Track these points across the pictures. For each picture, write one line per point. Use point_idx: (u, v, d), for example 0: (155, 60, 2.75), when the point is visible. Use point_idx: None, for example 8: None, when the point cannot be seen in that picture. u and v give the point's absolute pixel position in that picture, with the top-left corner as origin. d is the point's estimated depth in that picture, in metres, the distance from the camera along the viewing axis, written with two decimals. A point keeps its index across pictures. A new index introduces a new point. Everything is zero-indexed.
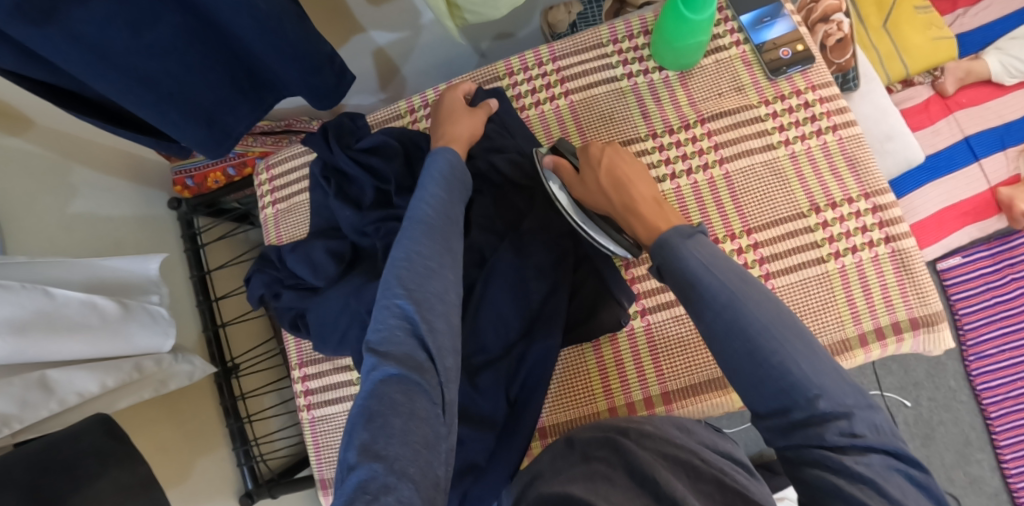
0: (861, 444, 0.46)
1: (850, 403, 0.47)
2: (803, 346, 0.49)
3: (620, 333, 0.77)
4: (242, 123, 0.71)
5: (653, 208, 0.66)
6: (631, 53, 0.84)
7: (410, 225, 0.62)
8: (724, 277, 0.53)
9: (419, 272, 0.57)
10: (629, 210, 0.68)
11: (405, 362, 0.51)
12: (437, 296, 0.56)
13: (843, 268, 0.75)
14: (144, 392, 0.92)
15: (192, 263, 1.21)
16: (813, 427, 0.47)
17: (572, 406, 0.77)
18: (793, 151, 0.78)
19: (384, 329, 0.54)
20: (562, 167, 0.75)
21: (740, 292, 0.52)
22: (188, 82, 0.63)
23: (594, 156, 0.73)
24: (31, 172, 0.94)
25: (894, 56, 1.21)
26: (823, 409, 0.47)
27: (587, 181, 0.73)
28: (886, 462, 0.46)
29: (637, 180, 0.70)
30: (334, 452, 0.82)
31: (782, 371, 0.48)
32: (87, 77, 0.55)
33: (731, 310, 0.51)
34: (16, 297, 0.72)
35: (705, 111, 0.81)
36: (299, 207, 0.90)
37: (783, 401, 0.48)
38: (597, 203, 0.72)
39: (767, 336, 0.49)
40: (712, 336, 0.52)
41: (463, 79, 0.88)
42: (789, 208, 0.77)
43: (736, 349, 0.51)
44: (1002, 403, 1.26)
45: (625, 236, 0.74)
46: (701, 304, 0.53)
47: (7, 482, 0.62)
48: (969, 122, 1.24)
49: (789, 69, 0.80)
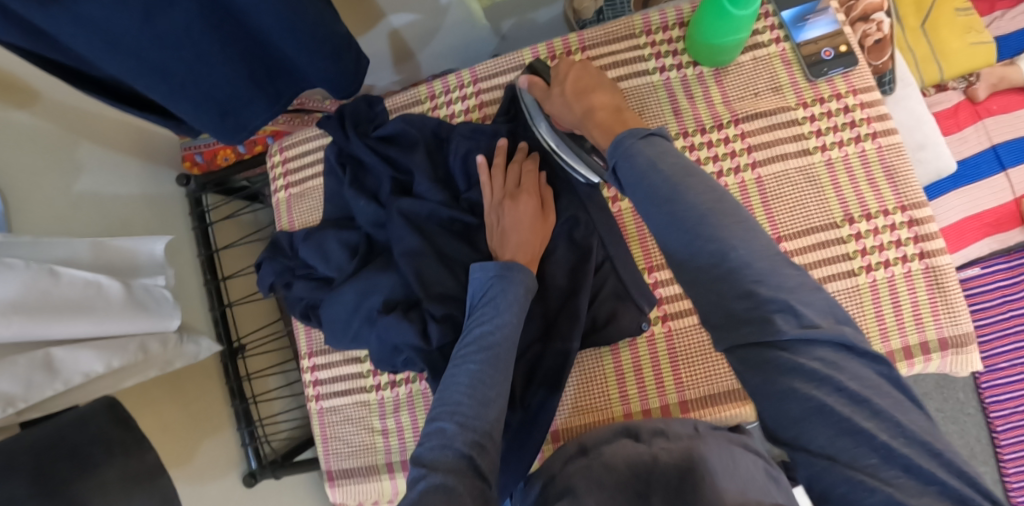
0: (812, 334, 0.43)
1: (792, 288, 0.45)
2: (743, 233, 0.47)
3: (640, 337, 0.75)
4: (258, 118, 0.70)
5: (611, 115, 0.66)
6: (665, 46, 0.80)
7: (462, 349, 0.62)
8: (669, 171, 0.52)
9: (476, 401, 0.57)
10: (587, 118, 0.67)
11: (453, 469, 0.52)
12: (479, 405, 0.57)
13: (874, 282, 0.72)
14: (150, 372, 0.90)
15: (200, 242, 1.19)
16: (758, 325, 0.45)
17: (588, 413, 0.75)
18: (830, 157, 0.75)
19: (433, 447, 0.55)
20: (534, 85, 0.75)
21: (682, 187, 0.51)
22: (203, 72, 0.61)
23: (562, 70, 0.73)
24: (38, 147, 0.92)
25: (930, 60, 1.18)
26: (763, 298, 0.45)
27: (554, 96, 0.73)
28: (837, 349, 0.44)
29: (599, 89, 0.70)
30: (342, 445, 0.80)
31: (722, 260, 0.47)
32: (99, 59, 0.55)
33: (672, 204, 0.51)
34: (22, 276, 0.71)
35: (739, 111, 0.77)
36: (311, 192, 0.87)
37: (723, 294, 0.47)
38: (561, 114, 0.72)
39: (706, 225, 0.48)
40: (657, 231, 0.52)
41: (488, 66, 0.84)
42: (822, 217, 0.74)
43: (677, 242, 0.50)
44: (1010, 416, 1.25)
45: (594, 158, 0.72)
46: (645, 202, 0.52)
47: (12, 475, 0.61)
48: (998, 130, 1.19)
49: (829, 70, 0.77)
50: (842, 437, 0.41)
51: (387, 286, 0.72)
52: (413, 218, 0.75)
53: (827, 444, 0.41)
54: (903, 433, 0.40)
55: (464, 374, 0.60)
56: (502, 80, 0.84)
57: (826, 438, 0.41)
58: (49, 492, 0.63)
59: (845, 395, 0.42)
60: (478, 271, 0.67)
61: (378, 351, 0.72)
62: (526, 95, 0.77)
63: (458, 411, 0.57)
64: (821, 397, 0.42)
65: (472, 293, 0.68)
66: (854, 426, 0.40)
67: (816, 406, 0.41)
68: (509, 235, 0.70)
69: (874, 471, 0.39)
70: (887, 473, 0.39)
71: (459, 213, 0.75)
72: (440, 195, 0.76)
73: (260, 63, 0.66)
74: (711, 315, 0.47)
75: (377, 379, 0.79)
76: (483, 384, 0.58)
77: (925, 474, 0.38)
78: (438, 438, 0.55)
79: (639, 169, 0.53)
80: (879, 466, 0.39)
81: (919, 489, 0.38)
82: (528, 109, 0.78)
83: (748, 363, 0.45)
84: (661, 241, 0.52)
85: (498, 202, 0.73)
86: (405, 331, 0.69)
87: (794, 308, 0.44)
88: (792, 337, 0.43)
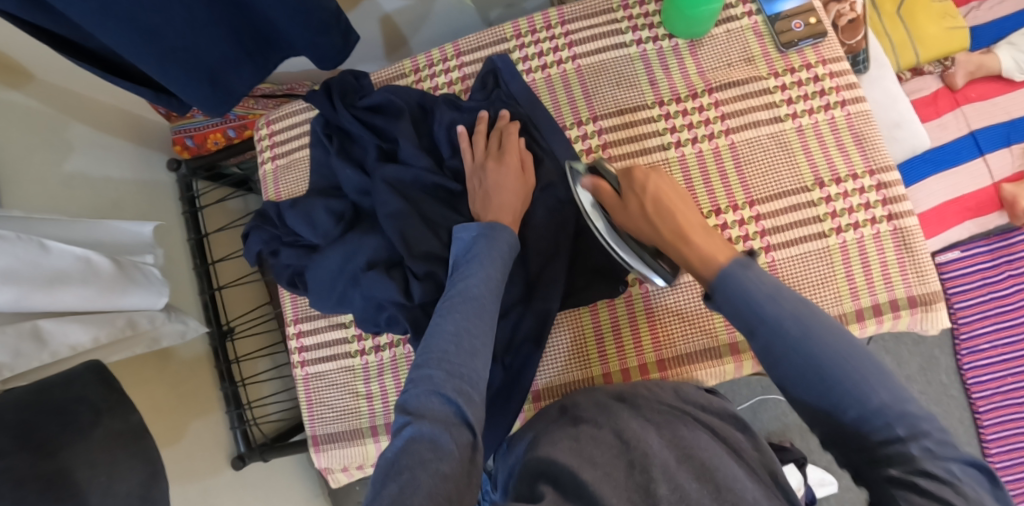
0: (942, 454, 0.45)
1: (925, 424, 0.46)
2: (876, 374, 0.47)
3: (618, 298, 0.77)
4: (245, 83, 0.73)
5: (705, 237, 0.60)
6: (642, 20, 0.83)
7: (447, 303, 0.64)
8: (789, 306, 0.50)
9: (463, 350, 0.59)
10: (677, 241, 0.61)
11: (441, 419, 0.54)
12: (467, 360, 0.59)
13: (844, 243, 0.74)
14: (136, 349, 0.91)
15: (189, 226, 1.20)
16: (889, 444, 0.46)
17: (568, 371, 0.77)
18: (800, 124, 0.78)
19: (421, 395, 0.56)
20: (601, 190, 0.69)
21: (813, 328, 0.49)
22: (192, 36, 0.64)
23: (637, 179, 0.67)
24: (31, 126, 0.94)
25: (905, 45, 1.20)
26: (902, 434, 0.45)
27: (630, 208, 0.67)
28: (968, 471, 0.44)
29: (681, 206, 0.64)
30: (327, 409, 0.81)
31: (860, 400, 0.47)
32: (89, 25, 0.57)
33: (804, 347, 0.49)
34: (13, 247, 0.72)
35: (713, 81, 0.80)
36: (298, 163, 0.89)
37: (861, 427, 0.47)
38: (639, 231, 0.66)
39: (839, 365, 0.47)
40: (780, 364, 0.50)
41: (470, 40, 0.87)
42: (793, 181, 0.76)
43: (806, 377, 0.49)
44: (991, 397, 1.27)
45: (662, 263, 0.69)
46: (771, 341, 0.50)
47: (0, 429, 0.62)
48: (976, 117, 1.23)
49: (801, 42, 0.79)
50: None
51: (370, 248, 0.74)
52: (397, 184, 0.77)
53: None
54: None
55: (449, 323, 0.61)
56: (485, 54, 0.86)
57: None
58: (38, 448, 0.65)
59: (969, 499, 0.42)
60: (464, 231, 0.70)
61: (362, 310, 0.74)
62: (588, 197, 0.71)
63: (446, 360, 0.58)
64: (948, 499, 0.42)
65: (455, 252, 0.70)
66: None
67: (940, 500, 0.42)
68: (492, 197, 0.72)
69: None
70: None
71: (442, 179, 0.78)
72: (423, 161, 0.78)
73: (246, 27, 0.69)
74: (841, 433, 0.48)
75: (362, 344, 0.80)
76: (469, 333, 0.61)
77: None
78: (426, 386, 0.56)
79: (757, 301, 0.51)
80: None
81: None
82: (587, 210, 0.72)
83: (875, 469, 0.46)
84: (785, 380, 0.50)
85: (480, 165, 0.76)
86: (388, 287, 0.71)
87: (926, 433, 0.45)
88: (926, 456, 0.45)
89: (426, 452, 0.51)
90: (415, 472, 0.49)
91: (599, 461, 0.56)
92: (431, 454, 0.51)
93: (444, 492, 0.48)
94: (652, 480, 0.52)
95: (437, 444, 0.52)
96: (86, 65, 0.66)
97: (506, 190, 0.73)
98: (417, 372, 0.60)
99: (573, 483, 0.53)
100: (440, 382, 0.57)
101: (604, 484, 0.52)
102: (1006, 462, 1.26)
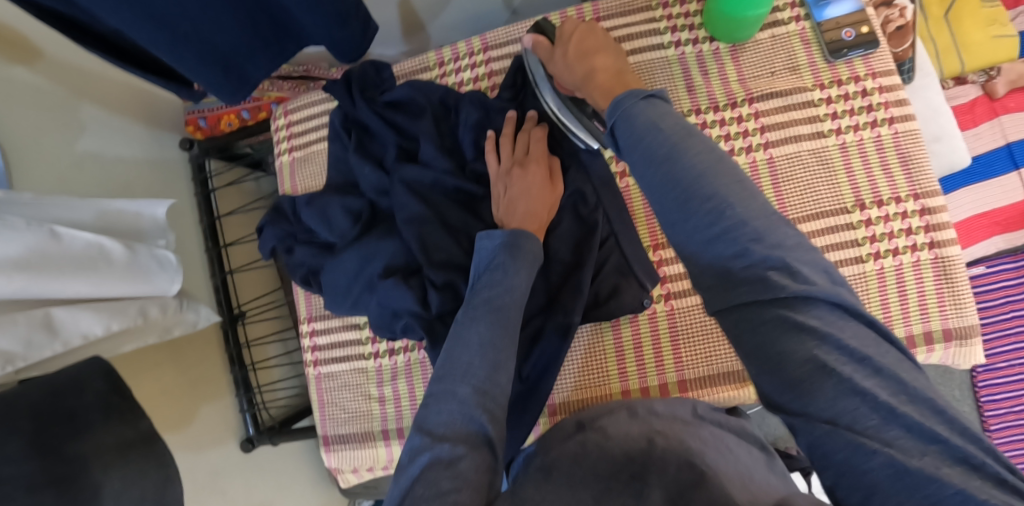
0: (811, 291, 0.42)
1: (788, 246, 0.44)
2: (740, 193, 0.46)
3: (642, 315, 0.74)
4: (260, 71, 0.72)
5: (610, 78, 0.65)
6: (682, 20, 0.78)
7: (467, 312, 0.62)
8: (667, 131, 0.50)
9: (488, 362, 0.57)
10: (587, 81, 0.66)
11: (465, 440, 0.53)
12: (494, 382, 0.57)
13: (882, 269, 0.71)
14: (148, 339, 0.90)
15: (202, 208, 1.17)
16: (754, 278, 0.43)
17: (586, 387, 0.75)
18: (844, 141, 0.74)
19: (443, 415, 0.55)
20: (539, 45, 0.73)
21: (683, 149, 0.49)
22: (208, 29, 0.61)
23: (564, 31, 0.70)
24: (41, 104, 0.91)
25: (951, 50, 1.14)
26: (759, 255, 0.44)
27: (558, 58, 0.70)
28: (835, 307, 0.43)
29: (602, 51, 0.67)
30: (339, 411, 0.79)
31: (716, 216, 0.46)
32: (101, 10, 0.54)
33: (668, 169, 0.49)
34: (22, 235, 0.70)
35: (755, 90, 0.76)
36: (316, 157, 0.86)
37: (718, 247, 0.45)
38: (567, 80, 0.69)
39: (701, 182, 0.47)
40: (649, 189, 0.51)
41: (499, 34, 0.82)
42: (833, 202, 0.73)
43: (672, 203, 0.49)
44: (1005, 416, 1.24)
45: (596, 124, 0.70)
46: (639, 165, 0.51)
47: (11, 427, 0.62)
48: (1014, 127, 1.17)
49: (850, 52, 0.74)
50: (844, 396, 0.40)
51: (388, 251, 0.72)
52: (417, 186, 0.75)
53: (835, 409, 0.40)
54: (905, 395, 0.40)
55: (470, 335, 0.59)
56: (514, 50, 0.82)
57: (829, 400, 0.40)
58: (50, 447, 0.64)
59: (847, 353, 0.41)
60: (485, 239, 0.68)
61: (376, 315, 0.72)
62: (530, 55, 0.74)
63: (469, 374, 0.56)
64: (822, 355, 0.41)
65: (476, 262, 0.68)
66: (857, 385, 0.40)
67: (819, 364, 0.40)
68: (517, 203, 0.70)
69: (874, 434, 0.39)
70: (875, 421, 0.39)
71: (464, 182, 0.75)
72: (445, 163, 0.76)
73: (264, 17, 0.66)
74: (707, 274, 0.46)
75: (376, 347, 0.78)
76: (495, 347, 0.58)
77: (940, 441, 0.38)
78: (452, 406, 0.54)
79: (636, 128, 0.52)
80: (883, 429, 0.39)
81: (920, 449, 0.38)
82: (532, 71, 0.75)
83: (745, 323, 0.44)
84: (658, 203, 0.50)
85: (506, 171, 0.73)
86: (404, 297, 0.69)
87: (790, 264, 0.43)
88: (790, 291, 0.42)
89: (445, 482, 0.50)
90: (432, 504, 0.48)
91: None
92: (450, 484, 0.49)
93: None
94: None
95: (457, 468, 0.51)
96: (100, 54, 0.64)
97: (529, 199, 0.70)
98: (437, 386, 0.59)
99: None
100: (463, 404, 0.55)
101: None
102: None
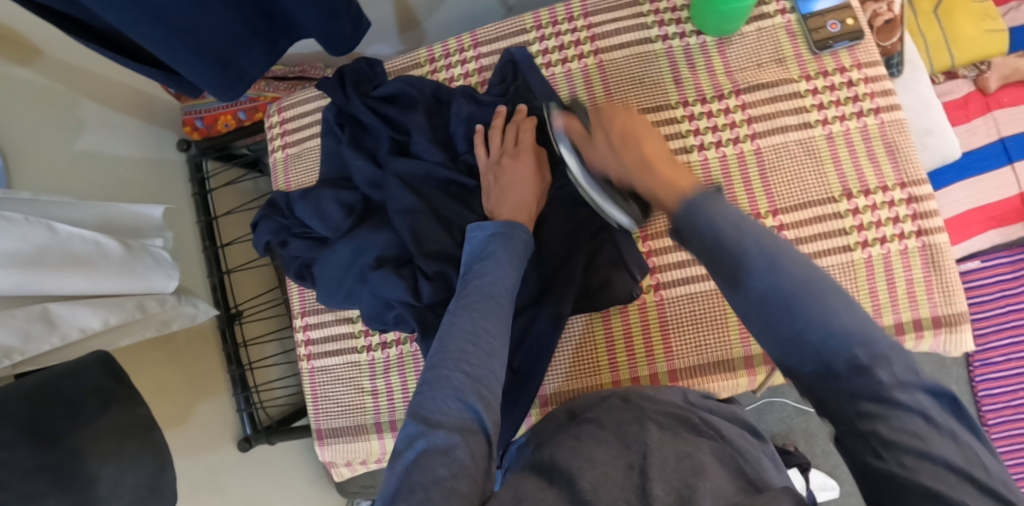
0: (911, 383, 0.40)
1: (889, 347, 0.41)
2: (838, 293, 0.43)
3: (631, 305, 0.75)
4: (256, 67, 0.72)
5: (666, 165, 0.55)
6: (668, 14, 0.79)
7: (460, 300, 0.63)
8: (753, 229, 0.45)
9: (481, 350, 0.58)
10: (637, 169, 0.57)
11: (459, 428, 0.53)
12: (485, 368, 0.57)
13: (870, 258, 0.72)
14: (147, 332, 0.91)
15: (199, 208, 1.18)
16: (852, 372, 0.41)
17: (577, 377, 0.75)
18: (831, 131, 0.74)
19: (437, 401, 0.55)
20: (573, 131, 0.69)
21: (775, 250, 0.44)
22: (200, 21, 0.62)
23: (604, 114, 0.65)
24: (40, 104, 0.92)
25: (941, 46, 1.15)
26: (862, 355, 0.41)
27: (598, 145, 0.65)
28: (932, 394, 0.40)
29: (649, 137, 0.60)
30: (332, 403, 0.80)
31: (814, 315, 0.42)
32: (96, 5, 0.55)
33: (754, 265, 0.44)
34: (20, 231, 0.71)
35: (741, 82, 0.77)
36: (309, 152, 0.87)
37: (814, 346, 0.42)
38: (613, 170, 0.63)
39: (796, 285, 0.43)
40: (733, 284, 0.45)
41: (488, 30, 0.84)
42: (820, 191, 0.73)
43: (761, 299, 0.44)
44: (1002, 411, 1.25)
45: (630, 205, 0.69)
46: (723, 263, 0.45)
47: (7, 419, 0.62)
48: (1007, 122, 1.17)
49: (835, 44, 0.75)
50: (927, 461, 0.38)
51: (380, 243, 0.72)
52: (409, 179, 0.75)
53: (913, 462, 0.38)
54: (992, 475, 0.38)
55: (463, 323, 0.60)
56: (503, 45, 0.83)
57: (911, 454, 0.38)
58: (46, 437, 0.65)
59: (938, 428, 0.39)
60: (476, 230, 0.69)
61: (370, 307, 0.73)
62: (560, 137, 0.70)
63: (464, 360, 0.57)
64: (911, 424, 0.39)
65: (468, 252, 0.68)
66: (941, 450, 0.38)
67: (909, 429, 0.39)
68: (507, 195, 0.70)
69: (946, 484, 0.37)
70: (964, 491, 0.36)
71: (455, 175, 0.76)
72: (436, 156, 0.77)
73: (257, 10, 0.68)
74: (798, 363, 0.43)
75: (368, 340, 0.79)
76: (486, 333, 0.59)
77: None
78: (447, 391, 0.55)
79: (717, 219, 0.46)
80: (958, 485, 0.37)
81: None
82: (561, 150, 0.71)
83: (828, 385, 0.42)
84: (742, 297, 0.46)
85: (494, 162, 0.74)
86: (396, 288, 0.69)
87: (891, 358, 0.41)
88: (890, 381, 0.40)
89: (441, 469, 0.50)
90: (428, 491, 0.48)
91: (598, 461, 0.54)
92: (446, 471, 0.49)
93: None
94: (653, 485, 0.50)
95: (453, 456, 0.51)
96: (100, 50, 0.64)
97: (519, 191, 0.71)
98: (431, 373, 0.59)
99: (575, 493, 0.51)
100: (460, 390, 0.55)
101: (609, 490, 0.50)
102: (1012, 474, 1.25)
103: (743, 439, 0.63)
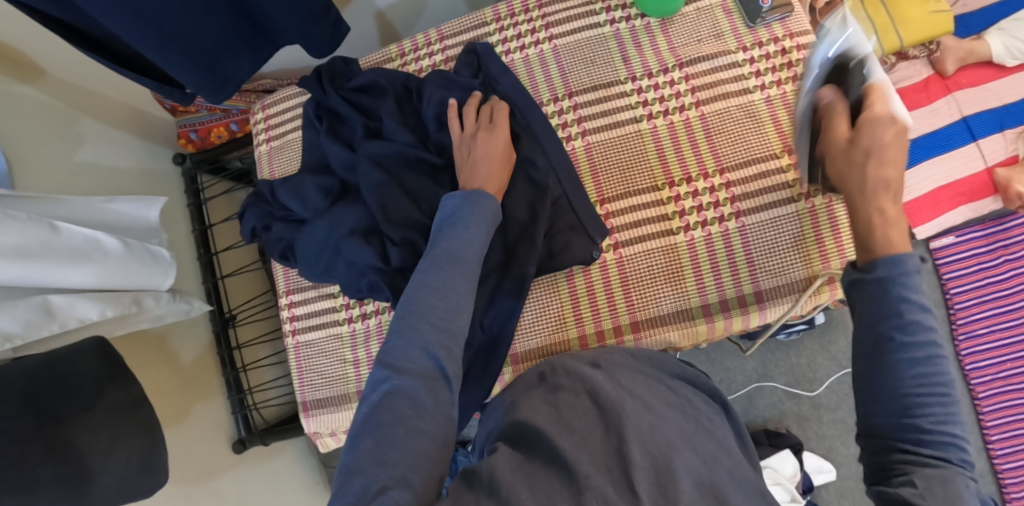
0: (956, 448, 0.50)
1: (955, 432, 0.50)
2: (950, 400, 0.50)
3: (593, 264, 0.80)
4: (242, 69, 0.78)
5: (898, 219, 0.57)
6: (615, 1, 0.86)
7: (429, 260, 0.66)
8: (923, 317, 0.51)
9: (447, 305, 0.62)
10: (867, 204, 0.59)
11: (422, 374, 0.57)
12: (450, 319, 0.61)
13: (813, 207, 0.76)
14: (143, 324, 0.96)
15: (195, 218, 1.25)
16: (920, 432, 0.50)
17: (544, 336, 0.80)
18: (769, 95, 0.80)
19: (402, 348, 0.58)
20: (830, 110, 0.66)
21: (931, 339, 0.51)
22: (189, 23, 0.69)
23: (875, 123, 0.60)
24: (42, 119, 0.99)
25: (889, 28, 1.17)
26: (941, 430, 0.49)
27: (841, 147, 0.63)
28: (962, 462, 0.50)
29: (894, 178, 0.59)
30: (317, 376, 0.85)
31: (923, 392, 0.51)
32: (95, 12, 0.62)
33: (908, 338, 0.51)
34: (24, 228, 0.75)
35: (684, 56, 0.83)
36: (291, 144, 0.94)
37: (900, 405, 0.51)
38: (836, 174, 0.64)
39: (927, 377, 0.50)
40: (872, 334, 0.53)
41: (452, 26, 0.91)
42: (762, 149, 0.79)
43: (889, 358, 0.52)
44: (990, 383, 1.22)
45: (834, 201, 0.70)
46: (886, 323, 0.52)
47: (7, 391, 0.67)
48: (968, 103, 1.23)
49: (767, 17, 0.82)
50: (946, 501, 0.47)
51: (352, 217, 0.78)
52: (381, 159, 0.81)
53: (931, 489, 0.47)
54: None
55: (430, 280, 0.63)
56: (466, 37, 0.91)
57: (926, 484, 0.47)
58: (43, 410, 0.70)
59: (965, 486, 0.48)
60: (448, 199, 0.72)
61: (345, 276, 0.78)
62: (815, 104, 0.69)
63: (430, 313, 0.61)
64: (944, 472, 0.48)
65: (439, 219, 0.72)
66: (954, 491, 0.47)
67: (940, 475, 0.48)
68: (479, 166, 0.75)
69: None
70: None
71: (423, 152, 0.81)
72: (406, 137, 0.83)
73: (241, 15, 0.74)
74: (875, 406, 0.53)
75: (349, 312, 0.84)
76: (453, 290, 0.63)
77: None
78: (413, 340, 0.58)
79: (896, 302, 0.52)
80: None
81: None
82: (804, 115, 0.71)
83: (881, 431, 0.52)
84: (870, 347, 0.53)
85: (471, 136, 0.78)
86: (365, 253, 0.75)
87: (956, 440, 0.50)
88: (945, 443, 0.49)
89: (404, 409, 0.54)
90: (393, 427, 0.53)
91: (576, 428, 0.58)
92: (410, 411, 0.54)
93: (422, 449, 0.52)
94: (625, 445, 0.55)
95: (415, 400, 0.55)
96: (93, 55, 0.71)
97: (480, 162, 0.76)
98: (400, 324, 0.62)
99: (550, 450, 0.55)
100: (426, 340, 0.59)
101: (579, 454, 0.54)
102: (1008, 450, 1.20)
103: (696, 398, 0.67)
